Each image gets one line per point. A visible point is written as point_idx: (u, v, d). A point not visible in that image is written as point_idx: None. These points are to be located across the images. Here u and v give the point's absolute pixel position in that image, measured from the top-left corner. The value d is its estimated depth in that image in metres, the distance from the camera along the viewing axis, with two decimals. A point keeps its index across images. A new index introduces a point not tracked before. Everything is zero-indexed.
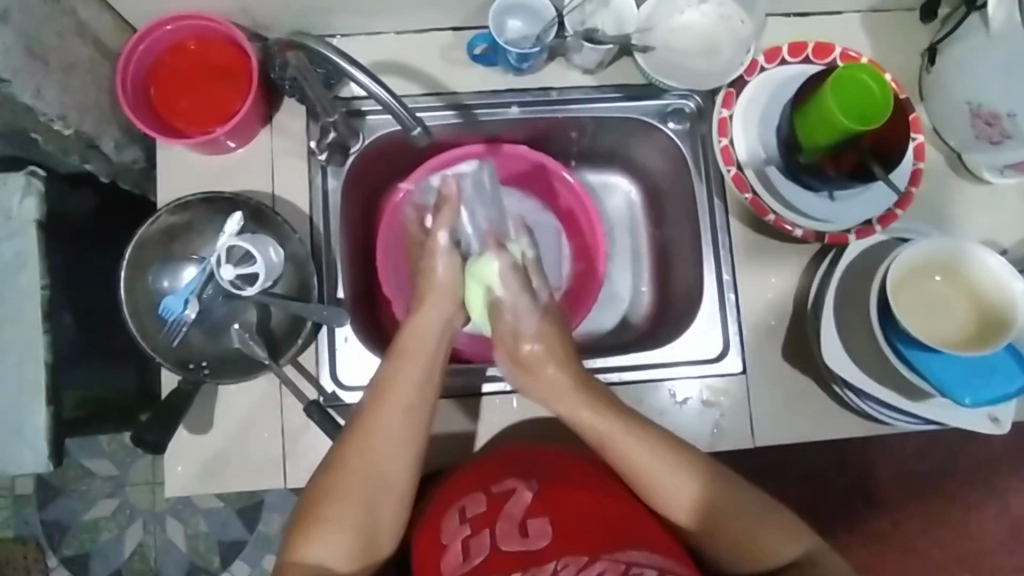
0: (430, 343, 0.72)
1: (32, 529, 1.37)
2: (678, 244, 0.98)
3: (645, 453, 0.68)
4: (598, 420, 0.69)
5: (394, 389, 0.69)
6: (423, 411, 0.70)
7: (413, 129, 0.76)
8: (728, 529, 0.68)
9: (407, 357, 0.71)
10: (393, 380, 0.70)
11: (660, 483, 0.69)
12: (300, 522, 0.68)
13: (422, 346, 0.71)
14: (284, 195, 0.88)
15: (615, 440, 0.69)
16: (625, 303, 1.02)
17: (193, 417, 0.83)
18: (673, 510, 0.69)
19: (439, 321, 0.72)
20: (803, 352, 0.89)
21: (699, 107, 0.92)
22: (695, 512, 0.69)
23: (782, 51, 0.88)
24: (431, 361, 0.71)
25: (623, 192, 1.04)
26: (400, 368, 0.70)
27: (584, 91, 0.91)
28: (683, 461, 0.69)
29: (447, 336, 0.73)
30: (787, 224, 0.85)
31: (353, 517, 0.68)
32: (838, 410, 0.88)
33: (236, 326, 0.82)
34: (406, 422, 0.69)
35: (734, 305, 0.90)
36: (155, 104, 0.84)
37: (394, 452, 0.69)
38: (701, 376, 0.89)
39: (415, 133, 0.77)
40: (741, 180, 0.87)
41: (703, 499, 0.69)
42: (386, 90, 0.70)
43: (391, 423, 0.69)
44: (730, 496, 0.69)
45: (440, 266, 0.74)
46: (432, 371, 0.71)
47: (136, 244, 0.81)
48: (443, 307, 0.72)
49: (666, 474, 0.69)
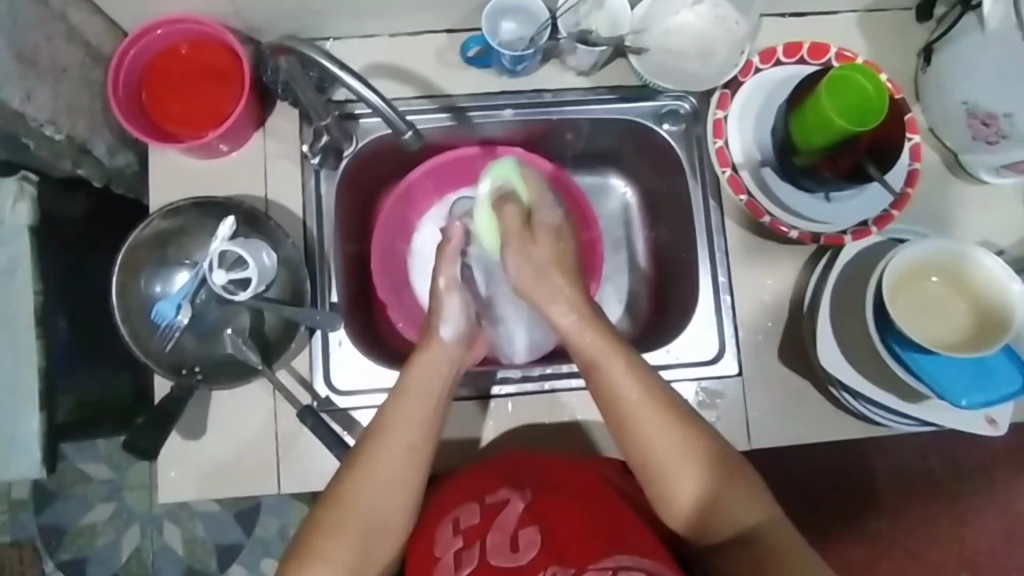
0: (434, 385, 0.71)
1: (28, 534, 1.36)
2: (674, 246, 0.97)
3: (637, 387, 0.67)
4: (602, 354, 0.67)
5: (392, 432, 0.69)
6: (423, 454, 0.70)
7: (405, 132, 0.75)
8: (709, 495, 0.68)
9: (406, 396, 0.70)
10: (393, 422, 0.69)
11: (644, 418, 0.67)
12: (294, 549, 0.68)
13: (426, 385, 0.71)
14: (277, 199, 0.87)
15: (621, 378, 0.67)
16: (622, 304, 1.02)
17: (187, 422, 0.82)
18: (665, 468, 0.67)
19: (448, 357, 0.72)
20: (800, 354, 0.88)
21: (694, 109, 0.91)
22: (688, 471, 0.67)
23: (777, 51, 0.87)
24: (432, 405, 0.70)
25: (619, 193, 1.04)
26: (400, 407, 0.70)
27: (578, 93, 0.91)
28: (682, 421, 0.68)
29: (453, 374, 0.73)
30: (782, 227, 0.84)
31: (347, 556, 0.67)
32: (835, 411, 0.87)
33: (229, 331, 0.81)
34: (404, 465, 0.69)
35: (730, 306, 0.90)
36: (147, 108, 0.83)
37: (393, 494, 0.68)
38: (699, 378, 0.88)
39: (407, 137, 0.77)
40: (737, 182, 0.86)
41: (697, 461, 0.67)
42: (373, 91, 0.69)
43: (389, 470, 0.68)
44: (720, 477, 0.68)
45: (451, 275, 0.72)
46: (433, 413, 0.70)
47: (128, 249, 0.80)
48: (455, 347, 0.72)
49: (664, 423, 0.67)
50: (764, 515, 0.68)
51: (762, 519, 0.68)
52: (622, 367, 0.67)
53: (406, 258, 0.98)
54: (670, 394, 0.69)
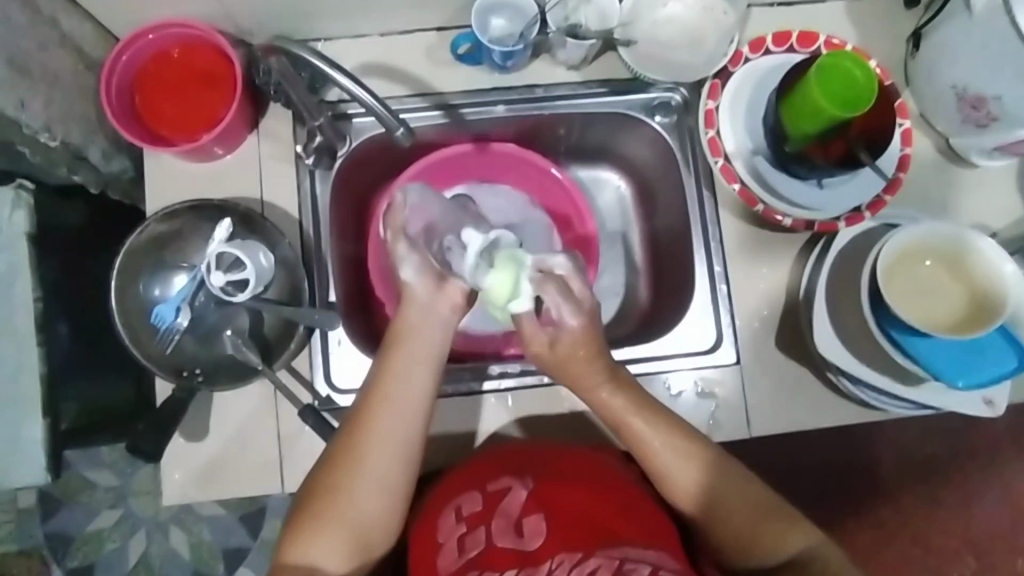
0: (420, 346, 0.69)
1: (35, 542, 1.37)
2: (669, 237, 0.98)
3: (652, 431, 0.71)
4: (618, 405, 0.71)
5: (386, 390, 0.68)
6: (414, 414, 0.69)
7: (398, 130, 0.76)
8: (719, 502, 0.70)
9: (394, 356, 0.69)
10: (387, 377, 0.69)
11: (655, 447, 0.71)
12: (294, 526, 0.68)
13: (411, 343, 0.69)
14: (273, 201, 0.88)
15: (628, 415, 0.71)
16: (619, 298, 1.03)
17: (188, 424, 0.83)
18: (669, 472, 0.71)
19: (422, 315, 0.70)
20: (797, 340, 0.89)
21: (685, 100, 0.92)
22: (689, 485, 0.71)
23: (766, 40, 0.88)
24: (420, 362, 0.69)
25: (613, 186, 1.05)
26: (391, 367, 0.69)
27: (570, 86, 0.91)
28: (688, 445, 0.71)
29: (433, 332, 0.70)
30: (776, 215, 0.85)
31: (345, 521, 0.67)
32: (833, 397, 0.88)
33: (228, 332, 0.81)
34: (397, 426, 0.68)
35: (726, 295, 0.90)
36: (141, 113, 0.84)
37: (386, 458, 0.68)
38: (696, 368, 0.89)
39: (398, 134, 0.76)
40: (730, 171, 0.86)
41: (698, 472, 0.70)
42: (367, 91, 0.70)
43: (386, 429, 0.68)
44: (721, 491, 0.70)
45: (417, 288, 0.70)
46: (423, 374, 0.69)
47: (126, 253, 0.81)
48: (421, 300, 0.70)
49: (670, 446, 0.70)
50: (806, 539, 0.69)
51: (808, 543, 0.69)
52: (623, 398, 0.71)
53: None
54: (681, 424, 0.72)
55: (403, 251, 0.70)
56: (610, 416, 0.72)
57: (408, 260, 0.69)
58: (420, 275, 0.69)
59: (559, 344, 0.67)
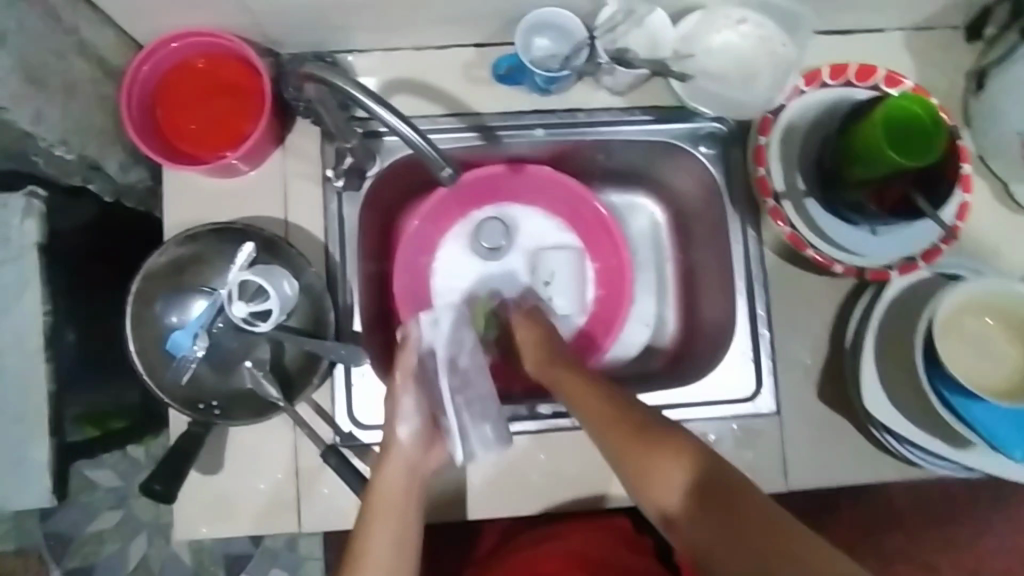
0: (399, 491, 0.66)
1: (34, 542, 1.34)
2: (706, 271, 0.94)
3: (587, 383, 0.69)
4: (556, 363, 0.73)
5: (370, 556, 0.63)
6: (407, 569, 0.63)
7: (443, 169, 0.70)
8: (647, 457, 0.63)
9: (375, 516, 0.65)
10: (371, 547, 0.63)
11: (587, 399, 0.68)
12: None
13: (392, 502, 0.65)
14: (298, 223, 0.84)
15: (564, 368, 0.71)
16: (649, 328, 0.99)
17: (205, 456, 0.79)
18: (637, 463, 0.63)
19: (401, 472, 0.67)
20: (839, 391, 0.85)
21: (732, 131, 0.87)
22: (667, 484, 0.62)
23: (822, 73, 0.83)
24: (404, 516, 0.65)
25: (648, 212, 1.00)
26: (374, 528, 0.64)
27: (612, 112, 0.86)
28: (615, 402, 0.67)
29: (413, 481, 0.67)
30: (827, 261, 0.81)
31: None
32: (873, 451, 0.84)
33: (248, 364, 0.77)
34: None
35: (768, 341, 0.86)
36: (162, 127, 0.79)
37: None
38: (733, 415, 0.85)
39: (444, 173, 0.71)
40: (780, 214, 0.82)
41: (677, 466, 0.62)
42: (414, 130, 0.65)
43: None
44: (704, 487, 0.61)
45: (405, 445, 0.69)
46: (409, 523, 0.65)
47: (141, 277, 0.76)
48: (408, 453, 0.68)
49: (598, 403, 0.67)
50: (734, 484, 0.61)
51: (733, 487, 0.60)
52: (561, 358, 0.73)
53: (429, 268, 0.95)
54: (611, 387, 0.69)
55: (399, 411, 0.70)
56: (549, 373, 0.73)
57: (405, 418, 0.69)
58: (414, 433, 0.69)
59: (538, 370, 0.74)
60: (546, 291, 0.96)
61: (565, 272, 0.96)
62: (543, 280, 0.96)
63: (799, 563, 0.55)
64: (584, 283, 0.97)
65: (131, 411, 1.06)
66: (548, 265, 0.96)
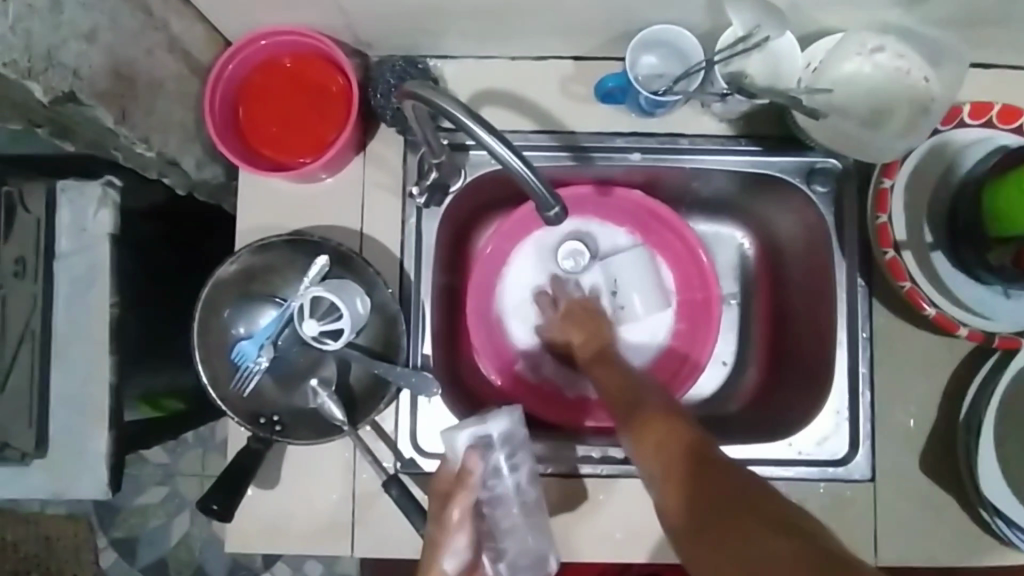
0: None
1: (85, 508, 1.37)
2: (801, 316, 0.87)
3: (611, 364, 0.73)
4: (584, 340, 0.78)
5: None
6: None
7: (551, 208, 0.63)
8: (644, 418, 0.62)
9: None
10: None
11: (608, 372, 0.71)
12: None
13: None
14: (373, 234, 0.80)
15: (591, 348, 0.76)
16: (727, 367, 0.92)
17: (262, 471, 0.76)
18: (635, 432, 0.62)
19: None
20: (945, 464, 0.77)
21: (849, 168, 0.79)
22: (660, 444, 0.59)
23: (963, 110, 0.74)
24: None
25: (736, 245, 0.93)
26: None
27: (715, 140, 0.80)
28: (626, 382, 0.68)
29: None
30: (953, 324, 0.71)
31: None
32: (978, 533, 0.76)
33: (313, 381, 0.74)
34: None
35: (869, 402, 0.78)
36: (243, 128, 0.76)
37: None
38: (822, 478, 0.77)
39: (551, 213, 0.64)
40: (900, 267, 0.73)
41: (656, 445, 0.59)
42: (518, 157, 0.59)
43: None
44: (693, 483, 0.55)
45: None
46: None
47: (211, 283, 0.73)
48: None
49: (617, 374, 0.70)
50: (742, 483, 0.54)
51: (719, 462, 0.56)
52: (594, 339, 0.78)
53: (503, 288, 0.90)
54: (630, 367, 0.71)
55: (449, 546, 0.64)
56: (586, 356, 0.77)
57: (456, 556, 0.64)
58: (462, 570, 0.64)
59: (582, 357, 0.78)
60: (619, 303, 0.89)
61: (630, 278, 0.89)
62: (611, 292, 0.89)
63: (811, 548, 0.48)
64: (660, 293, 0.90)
65: (189, 395, 1.03)
66: (610, 272, 0.89)
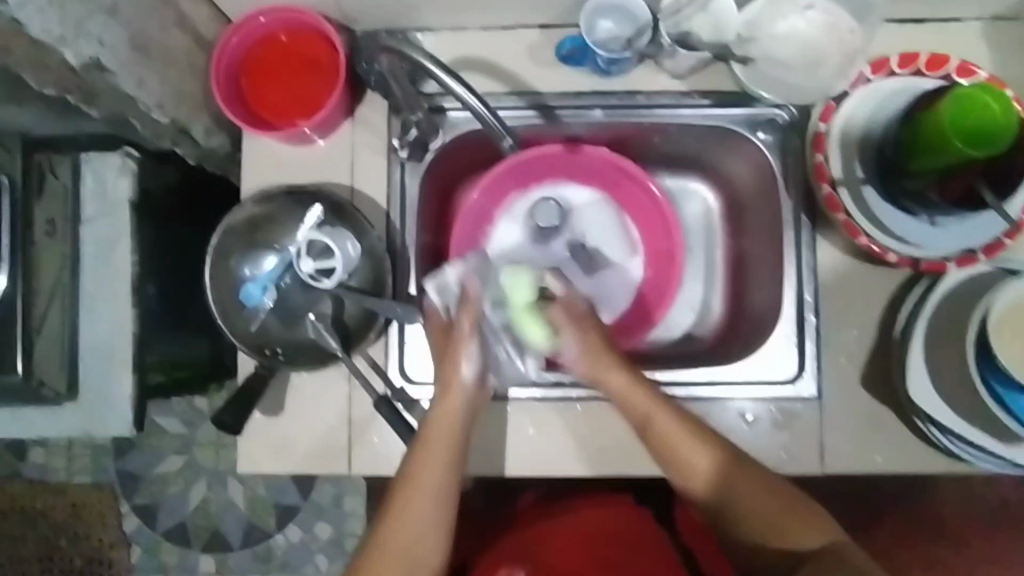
0: (453, 426, 0.76)
1: (109, 477, 1.47)
2: (757, 258, 0.95)
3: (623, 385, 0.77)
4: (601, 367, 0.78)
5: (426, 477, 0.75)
6: (452, 494, 0.73)
7: (507, 139, 0.82)
8: (681, 449, 0.75)
9: (425, 454, 0.74)
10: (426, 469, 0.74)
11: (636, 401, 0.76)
12: None
13: (446, 439, 0.75)
14: (363, 189, 0.89)
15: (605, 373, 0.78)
16: (694, 313, 1.00)
17: (269, 400, 0.86)
18: (677, 451, 0.75)
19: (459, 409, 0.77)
20: (886, 383, 0.84)
21: (793, 118, 0.87)
22: (697, 473, 0.75)
23: (890, 61, 0.82)
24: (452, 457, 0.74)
25: (701, 198, 1.01)
26: (425, 460, 0.74)
27: (672, 95, 0.88)
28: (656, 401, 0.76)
29: (466, 417, 0.77)
30: (881, 250, 0.79)
31: None
32: (916, 444, 0.84)
33: (312, 316, 0.83)
34: (438, 502, 0.73)
35: (813, 327, 0.86)
36: (245, 95, 0.85)
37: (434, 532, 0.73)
38: (772, 398, 0.86)
39: (506, 143, 0.83)
40: (836, 201, 0.81)
41: (713, 460, 0.74)
42: (488, 107, 0.75)
43: (425, 506, 0.72)
44: (722, 493, 0.74)
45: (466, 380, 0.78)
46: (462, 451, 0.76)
47: (221, 231, 0.83)
48: (469, 390, 0.78)
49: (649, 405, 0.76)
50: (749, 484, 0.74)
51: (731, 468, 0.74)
52: (616, 372, 0.77)
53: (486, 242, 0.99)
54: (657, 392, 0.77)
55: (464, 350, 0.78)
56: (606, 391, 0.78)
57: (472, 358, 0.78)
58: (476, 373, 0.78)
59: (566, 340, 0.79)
60: (589, 252, 1.00)
61: (599, 231, 1.01)
62: (582, 243, 1.00)
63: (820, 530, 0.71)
64: (626, 245, 1.00)
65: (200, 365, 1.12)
66: (580, 226, 1.00)
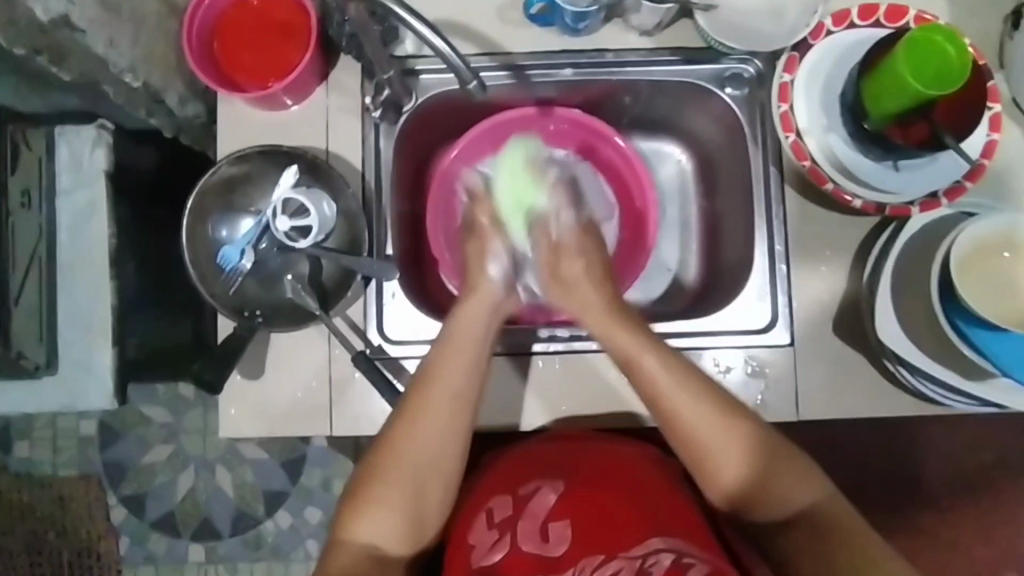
0: (475, 331, 0.73)
1: (94, 468, 1.46)
2: (730, 214, 0.96)
3: (657, 365, 0.71)
4: (622, 336, 0.72)
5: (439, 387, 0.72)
6: (466, 405, 0.72)
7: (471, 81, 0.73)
8: (709, 442, 0.70)
9: (446, 357, 0.72)
10: (436, 379, 0.71)
11: (665, 383, 0.70)
12: (349, 503, 0.72)
13: (467, 348, 0.73)
14: (338, 152, 0.89)
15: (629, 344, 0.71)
16: (671, 273, 1.02)
17: (249, 363, 0.86)
18: (708, 448, 0.70)
19: (481, 317, 0.74)
20: (858, 329, 0.86)
21: (759, 72, 0.89)
22: (726, 470, 0.70)
23: (851, 13, 0.84)
24: (471, 362, 0.72)
25: (675, 160, 1.03)
26: (444, 366, 0.72)
27: (639, 53, 0.90)
28: (688, 380, 0.70)
29: (491, 322, 0.74)
30: (846, 195, 0.81)
31: (396, 505, 0.71)
32: (890, 388, 0.85)
33: (290, 277, 0.84)
34: (450, 414, 0.72)
35: (785, 276, 0.88)
36: (218, 58, 0.86)
37: (441, 442, 0.71)
38: (747, 348, 0.87)
39: (472, 86, 0.74)
40: (801, 148, 0.83)
41: (743, 459, 0.70)
42: (449, 47, 0.69)
43: (433, 419, 0.71)
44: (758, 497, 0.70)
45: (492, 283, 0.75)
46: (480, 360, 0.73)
47: (197, 194, 0.83)
48: (495, 296, 0.75)
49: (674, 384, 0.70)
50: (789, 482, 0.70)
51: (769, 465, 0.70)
52: (634, 338, 0.71)
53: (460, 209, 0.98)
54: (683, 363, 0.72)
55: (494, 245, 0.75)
56: (635, 373, 0.72)
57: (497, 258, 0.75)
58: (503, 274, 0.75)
59: (565, 261, 0.74)
60: None
61: None
62: None
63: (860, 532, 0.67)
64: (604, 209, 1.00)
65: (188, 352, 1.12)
66: None
